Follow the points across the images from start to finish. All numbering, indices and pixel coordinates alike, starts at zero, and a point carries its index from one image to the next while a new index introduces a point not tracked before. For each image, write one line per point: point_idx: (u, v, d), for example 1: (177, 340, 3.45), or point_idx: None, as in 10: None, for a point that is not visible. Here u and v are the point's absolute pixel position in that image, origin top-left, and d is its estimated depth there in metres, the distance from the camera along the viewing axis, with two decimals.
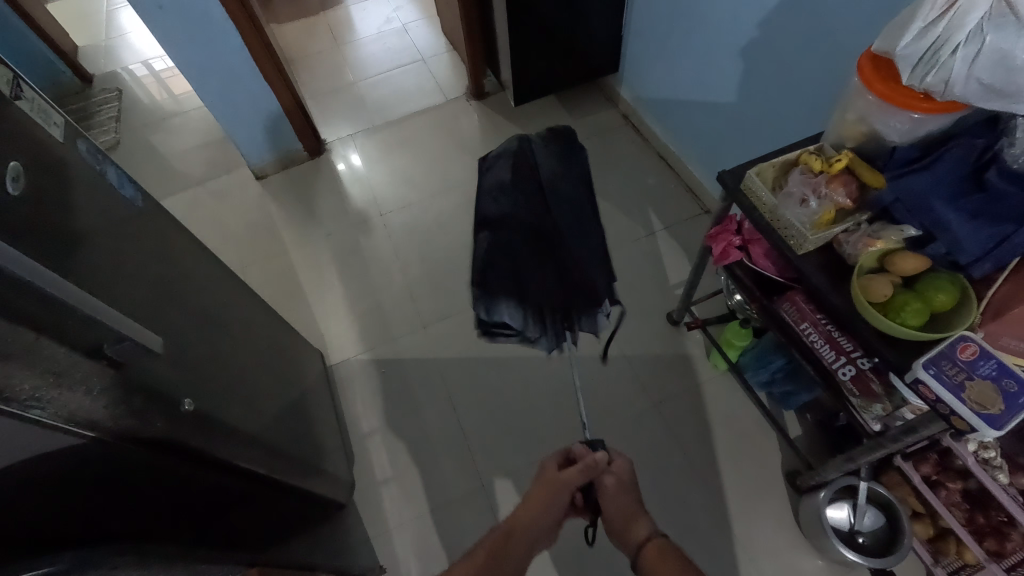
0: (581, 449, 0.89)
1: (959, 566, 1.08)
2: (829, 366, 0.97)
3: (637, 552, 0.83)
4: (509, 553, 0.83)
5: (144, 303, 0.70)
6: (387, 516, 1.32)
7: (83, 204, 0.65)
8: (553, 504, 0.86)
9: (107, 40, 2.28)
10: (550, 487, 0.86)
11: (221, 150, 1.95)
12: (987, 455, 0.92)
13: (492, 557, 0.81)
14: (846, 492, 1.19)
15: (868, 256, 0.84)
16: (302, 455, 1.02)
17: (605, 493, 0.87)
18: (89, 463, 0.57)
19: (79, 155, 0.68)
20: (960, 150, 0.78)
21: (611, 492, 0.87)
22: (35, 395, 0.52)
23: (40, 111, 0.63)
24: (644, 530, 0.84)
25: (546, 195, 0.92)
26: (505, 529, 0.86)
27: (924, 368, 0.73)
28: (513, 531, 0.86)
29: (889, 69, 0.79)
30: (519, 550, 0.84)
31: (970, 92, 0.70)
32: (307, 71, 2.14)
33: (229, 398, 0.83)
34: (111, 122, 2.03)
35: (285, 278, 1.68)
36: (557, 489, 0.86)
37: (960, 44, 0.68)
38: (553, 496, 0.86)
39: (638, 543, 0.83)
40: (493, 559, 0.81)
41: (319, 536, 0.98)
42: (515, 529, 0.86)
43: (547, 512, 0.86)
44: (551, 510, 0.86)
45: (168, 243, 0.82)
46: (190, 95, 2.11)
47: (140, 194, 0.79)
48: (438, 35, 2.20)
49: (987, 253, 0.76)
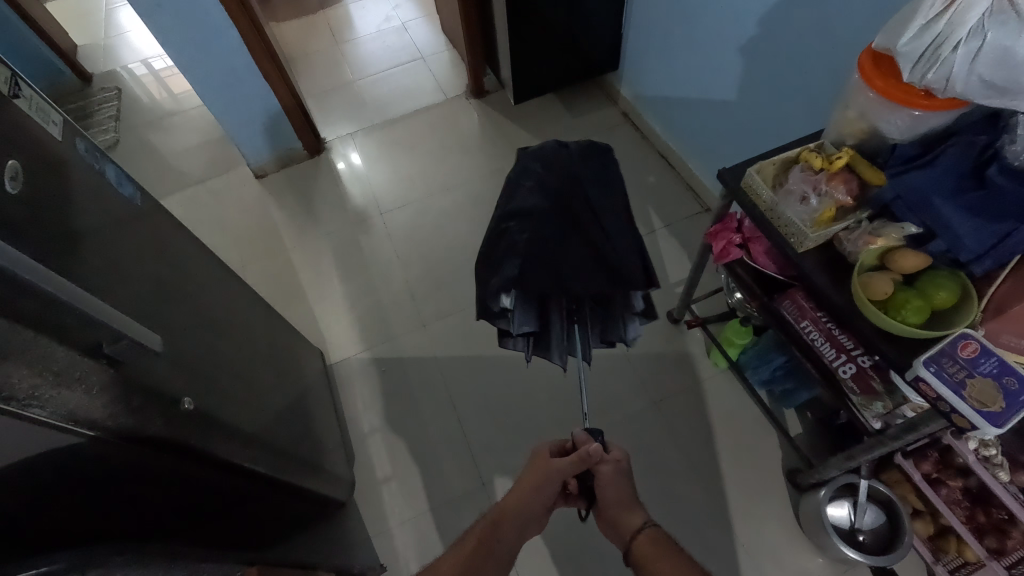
0: (582, 435, 0.88)
1: (959, 564, 1.08)
2: (829, 364, 0.97)
3: (629, 543, 0.83)
4: (501, 543, 0.82)
5: (143, 301, 0.69)
6: (387, 515, 1.32)
7: (82, 203, 0.65)
8: (545, 490, 0.85)
9: (106, 39, 2.28)
10: (543, 472, 0.85)
11: (220, 149, 1.94)
12: (988, 453, 0.92)
13: (482, 546, 0.81)
14: (846, 490, 1.19)
15: (869, 254, 0.83)
16: (302, 454, 1.02)
17: (603, 482, 0.86)
18: (90, 462, 0.57)
19: (78, 154, 0.67)
20: (959, 148, 0.78)
21: (608, 480, 0.86)
22: (33, 394, 0.52)
23: (39, 110, 0.63)
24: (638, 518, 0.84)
25: (585, 186, 0.84)
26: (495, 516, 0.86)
27: (924, 365, 0.73)
28: (502, 517, 0.85)
29: (890, 66, 0.79)
30: (509, 538, 0.83)
31: (971, 89, 0.70)
32: (307, 70, 2.14)
33: (228, 398, 0.83)
34: (110, 121, 2.03)
35: (285, 277, 1.68)
36: (552, 478, 0.84)
37: (961, 41, 0.67)
38: (545, 482, 0.85)
39: (630, 534, 0.83)
40: (483, 548, 0.81)
41: (319, 535, 0.98)
42: (504, 515, 0.85)
43: (537, 497, 0.85)
44: (545, 499, 0.85)
45: (167, 242, 0.82)
46: (189, 94, 2.11)
47: (139, 193, 0.79)
48: (438, 33, 2.20)
49: (988, 251, 0.75)
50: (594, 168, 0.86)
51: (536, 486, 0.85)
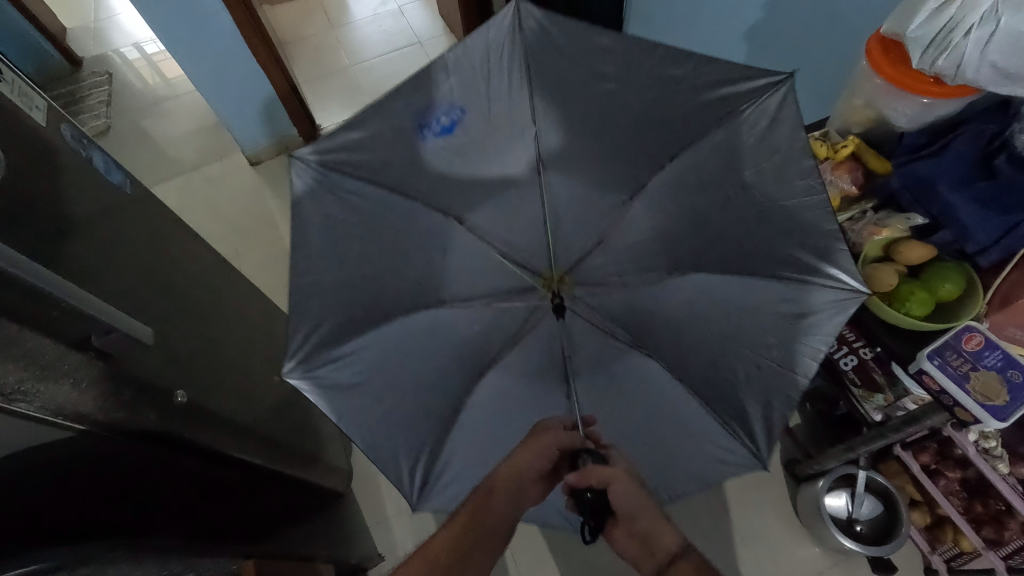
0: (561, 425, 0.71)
1: (956, 552, 1.09)
2: (830, 356, 0.97)
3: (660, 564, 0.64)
4: (485, 533, 0.67)
5: (132, 296, 0.68)
6: (385, 504, 1.32)
7: (71, 193, 0.63)
8: (539, 460, 0.69)
9: (96, 22, 2.23)
10: (539, 441, 0.69)
11: (214, 134, 1.91)
12: (987, 445, 0.89)
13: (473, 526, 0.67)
14: (844, 481, 1.19)
15: (873, 245, 0.81)
16: (297, 445, 1.01)
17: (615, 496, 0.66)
18: (84, 457, 0.55)
19: (64, 140, 0.65)
20: (968, 137, 0.77)
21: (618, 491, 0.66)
22: (20, 388, 0.49)
23: (21, 94, 0.60)
24: (673, 539, 0.66)
25: (587, 202, 0.79)
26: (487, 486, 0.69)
27: (928, 358, 0.72)
28: (492, 488, 0.68)
29: (899, 52, 0.77)
30: (501, 513, 0.68)
31: (982, 76, 0.68)
32: (303, 54, 2.10)
33: (220, 390, 0.82)
34: (101, 106, 1.99)
35: (281, 264, 1.67)
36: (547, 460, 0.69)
37: (973, 26, 0.65)
38: (540, 454, 0.69)
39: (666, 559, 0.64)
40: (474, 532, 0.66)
41: (318, 526, 0.98)
42: (494, 487, 0.69)
43: (531, 468, 0.69)
44: (540, 473, 0.70)
45: (158, 229, 0.80)
46: (182, 78, 2.06)
47: (128, 180, 0.77)
48: (435, 17, 2.16)
49: (995, 242, 0.74)
50: (580, 195, 0.79)
51: (532, 463, 0.69)
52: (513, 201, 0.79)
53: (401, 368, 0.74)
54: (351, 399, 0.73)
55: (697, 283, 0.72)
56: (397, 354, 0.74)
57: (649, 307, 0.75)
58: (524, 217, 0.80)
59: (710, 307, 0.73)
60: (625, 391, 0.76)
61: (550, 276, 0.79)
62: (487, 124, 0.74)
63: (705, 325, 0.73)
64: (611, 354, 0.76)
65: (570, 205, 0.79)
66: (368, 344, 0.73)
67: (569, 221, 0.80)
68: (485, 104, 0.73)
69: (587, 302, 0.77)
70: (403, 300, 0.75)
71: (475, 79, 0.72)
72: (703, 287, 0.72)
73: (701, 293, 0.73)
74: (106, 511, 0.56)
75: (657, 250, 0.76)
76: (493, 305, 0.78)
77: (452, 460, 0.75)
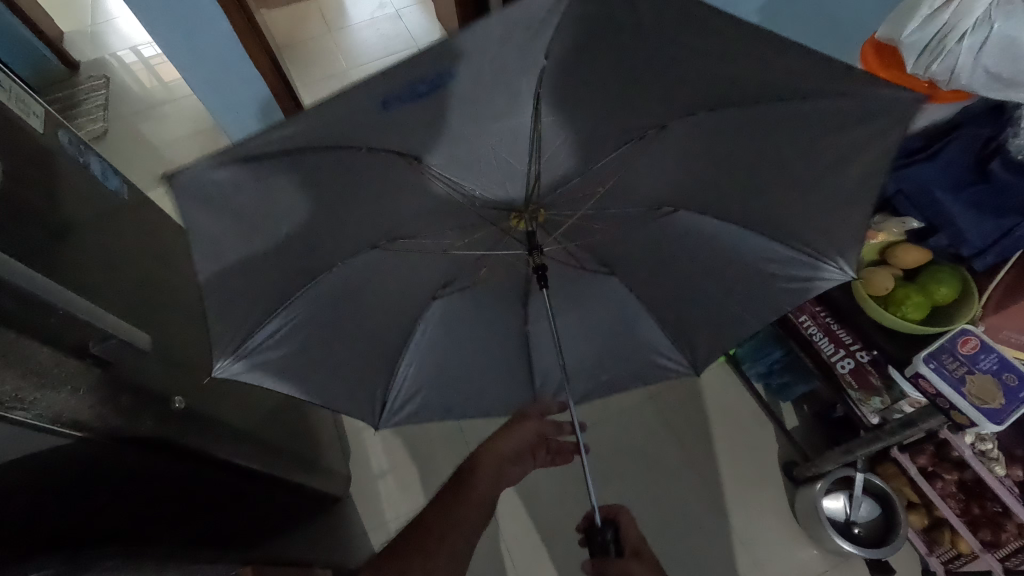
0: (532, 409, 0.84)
1: (954, 554, 1.09)
2: (828, 359, 0.97)
3: None
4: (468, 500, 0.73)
5: (130, 302, 0.68)
6: (383, 508, 1.32)
7: (70, 200, 0.63)
8: (513, 438, 0.82)
9: (93, 26, 2.23)
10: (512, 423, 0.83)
11: (212, 138, 1.91)
12: (984, 447, 0.89)
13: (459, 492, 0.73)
14: (842, 483, 1.19)
15: (870, 249, 0.83)
16: (295, 449, 1.01)
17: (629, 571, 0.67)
18: (82, 464, 0.55)
19: (61, 146, 0.65)
20: (964, 142, 0.78)
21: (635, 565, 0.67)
22: (15, 396, 0.49)
23: (18, 100, 0.61)
24: None
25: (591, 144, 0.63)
26: (467, 465, 0.78)
27: (924, 361, 0.73)
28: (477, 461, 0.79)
29: (894, 58, 0.78)
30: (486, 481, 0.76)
31: (976, 81, 0.68)
32: (300, 58, 2.10)
33: (217, 394, 0.82)
34: (98, 110, 1.99)
35: None
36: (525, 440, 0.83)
37: (967, 32, 0.66)
38: (513, 433, 0.82)
39: None
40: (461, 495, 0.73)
41: (317, 530, 0.97)
42: (478, 462, 0.79)
43: (507, 444, 0.81)
44: (516, 452, 0.82)
45: (156, 235, 0.81)
46: (179, 82, 2.07)
47: (125, 185, 0.77)
48: (433, 20, 2.16)
49: (991, 245, 0.75)
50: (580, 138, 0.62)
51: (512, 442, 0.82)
52: (495, 152, 0.61)
53: (352, 320, 0.71)
54: (297, 358, 0.70)
55: (681, 222, 0.71)
56: (364, 314, 0.71)
57: (612, 237, 0.75)
58: (499, 164, 0.63)
59: (681, 245, 0.73)
60: (580, 299, 0.80)
61: (522, 212, 0.68)
62: (479, 86, 0.51)
63: (673, 257, 0.75)
64: (577, 282, 0.79)
65: (563, 151, 0.64)
66: (304, 309, 0.67)
67: (557, 171, 0.66)
68: (486, 58, 0.48)
69: (563, 240, 0.75)
70: (344, 252, 0.65)
71: (480, 53, 0.48)
72: (671, 228, 0.72)
73: (673, 234, 0.73)
74: (106, 519, 0.56)
75: (644, 187, 0.69)
76: (453, 250, 0.72)
77: (409, 377, 0.79)
